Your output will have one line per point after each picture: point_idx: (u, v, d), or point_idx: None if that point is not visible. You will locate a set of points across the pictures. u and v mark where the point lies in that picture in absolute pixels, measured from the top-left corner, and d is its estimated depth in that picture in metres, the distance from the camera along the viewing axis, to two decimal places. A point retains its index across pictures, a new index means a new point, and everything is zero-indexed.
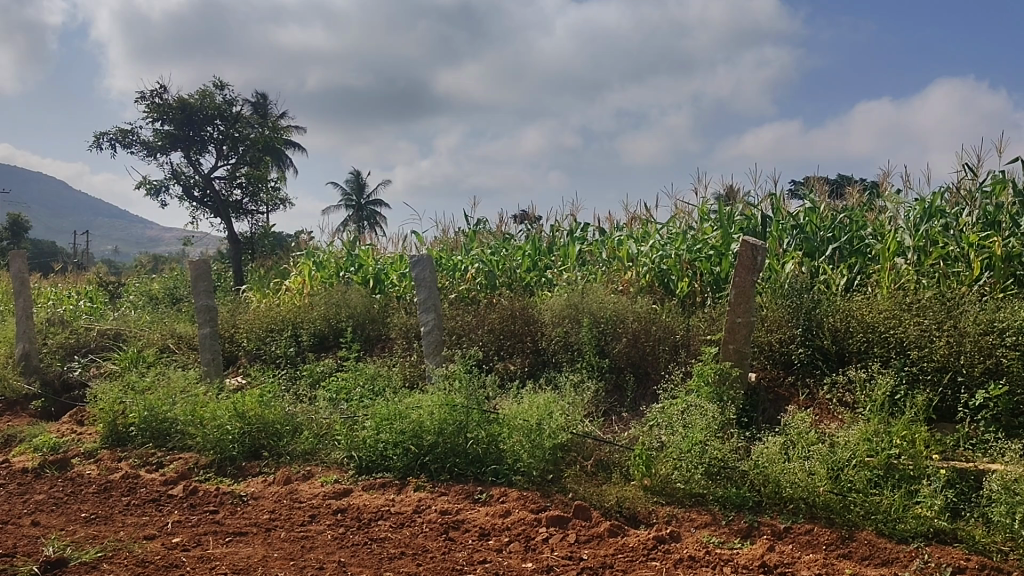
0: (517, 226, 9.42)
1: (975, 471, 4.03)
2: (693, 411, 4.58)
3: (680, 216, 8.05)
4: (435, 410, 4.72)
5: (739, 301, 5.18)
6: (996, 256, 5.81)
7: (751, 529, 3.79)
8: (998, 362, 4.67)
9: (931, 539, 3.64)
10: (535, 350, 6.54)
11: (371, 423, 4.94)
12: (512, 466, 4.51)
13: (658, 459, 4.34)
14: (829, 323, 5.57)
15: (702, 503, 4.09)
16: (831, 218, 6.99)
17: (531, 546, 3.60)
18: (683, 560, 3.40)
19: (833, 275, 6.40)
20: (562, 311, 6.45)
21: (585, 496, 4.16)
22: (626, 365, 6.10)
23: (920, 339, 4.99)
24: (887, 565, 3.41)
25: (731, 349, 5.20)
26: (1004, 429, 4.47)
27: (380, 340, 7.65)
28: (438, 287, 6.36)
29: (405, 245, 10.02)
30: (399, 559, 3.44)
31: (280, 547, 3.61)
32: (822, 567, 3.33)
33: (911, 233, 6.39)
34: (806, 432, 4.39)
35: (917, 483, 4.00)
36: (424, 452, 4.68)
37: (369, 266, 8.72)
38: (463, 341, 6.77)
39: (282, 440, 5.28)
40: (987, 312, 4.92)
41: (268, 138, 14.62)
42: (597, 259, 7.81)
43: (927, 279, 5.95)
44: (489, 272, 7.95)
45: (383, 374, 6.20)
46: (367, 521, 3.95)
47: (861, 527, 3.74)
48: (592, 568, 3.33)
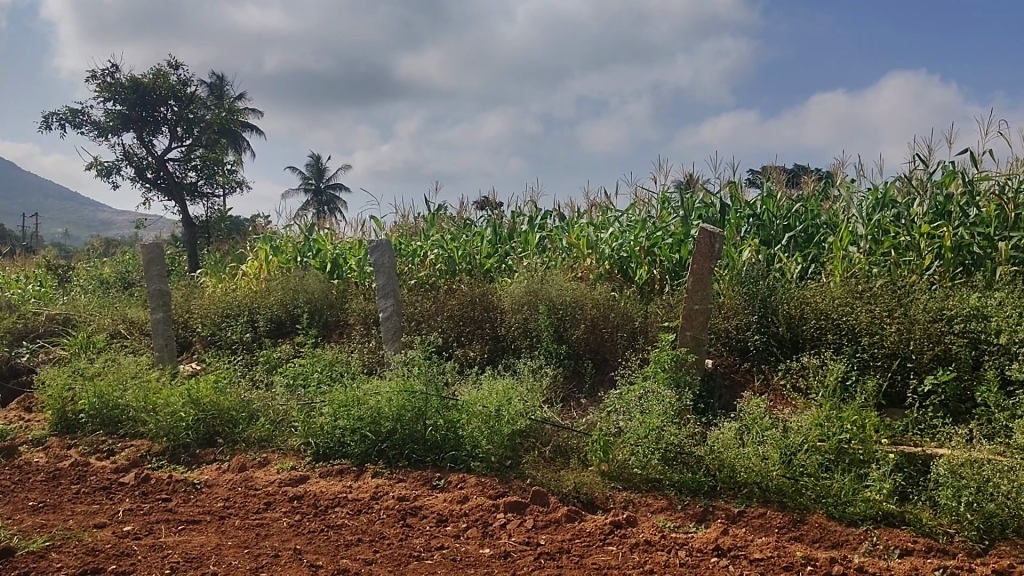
0: (478, 211, 9.40)
1: (922, 456, 4.14)
2: (650, 397, 4.62)
3: (640, 204, 8.09)
4: (394, 396, 4.70)
5: (696, 288, 5.23)
6: (946, 246, 5.96)
7: (706, 514, 3.86)
8: (947, 349, 4.81)
9: (879, 522, 3.74)
10: (495, 336, 6.52)
11: (329, 409, 4.89)
12: (471, 452, 4.51)
13: (615, 444, 4.38)
14: (785, 310, 5.66)
15: (658, 487, 4.15)
16: (787, 207, 7.11)
17: (488, 532, 3.62)
18: (639, 544, 3.44)
19: (788, 263, 6.51)
20: (523, 297, 6.44)
21: (543, 481, 4.18)
22: (585, 352, 6.16)
23: (872, 326, 5.11)
24: (836, 547, 3.51)
25: (688, 336, 5.27)
26: (951, 415, 4.62)
27: (339, 326, 7.60)
28: (396, 273, 6.32)
29: (364, 231, 9.93)
30: (356, 546, 3.43)
31: (234, 535, 3.57)
32: (773, 550, 3.40)
33: (864, 222, 6.53)
34: (760, 418, 4.46)
35: (867, 468, 4.08)
36: (382, 438, 4.67)
37: (327, 251, 8.65)
38: (422, 328, 6.74)
39: (237, 427, 5.23)
40: (937, 301, 5.08)
41: (224, 120, 14.36)
42: (557, 246, 7.84)
43: (878, 267, 6.07)
44: (448, 258, 7.91)
45: (341, 360, 6.16)
46: (324, 508, 3.93)
47: (812, 510, 3.85)
48: (549, 553, 3.35)
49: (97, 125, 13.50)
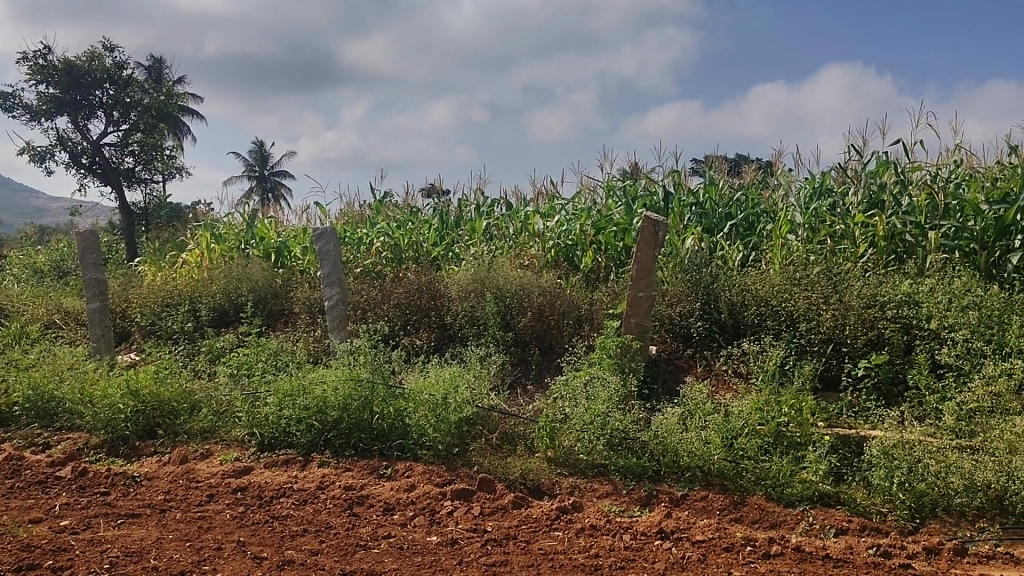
0: (424, 199, 9.36)
1: (856, 438, 4.28)
2: (595, 384, 4.67)
3: (586, 192, 8.16)
4: (340, 385, 4.68)
5: (640, 276, 5.31)
6: (880, 234, 6.15)
7: (650, 497, 3.93)
8: (880, 334, 4.98)
9: (815, 502, 3.86)
10: (441, 324, 6.50)
11: (273, 398, 4.83)
12: (418, 440, 4.51)
13: (561, 430, 4.43)
14: (726, 297, 5.77)
15: (603, 473, 4.21)
16: (728, 196, 7.25)
17: (435, 520, 3.63)
18: (584, 529, 3.49)
19: (730, 251, 6.63)
20: (470, 285, 6.44)
21: (490, 468, 4.20)
22: (531, 340, 6.19)
23: (809, 312, 5.25)
24: (774, 528, 3.63)
25: (633, 323, 5.34)
26: (885, 398, 4.78)
27: (284, 315, 7.51)
28: (342, 261, 6.26)
29: (308, 218, 9.80)
30: (301, 536, 3.41)
31: (175, 529, 3.51)
32: (715, 531, 3.48)
33: (802, 211, 6.70)
34: (702, 403, 4.55)
35: (803, 450, 4.20)
36: (328, 428, 4.64)
37: (270, 239, 8.52)
38: (369, 317, 6.67)
39: (178, 419, 5.13)
40: (871, 288, 5.26)
41: (162, 104, 13.98)
42: (504, 234, 7.86)
43: (816, 255, 6.23)
44: (394, 246, 7.85)
45: (286, 349, 6.08)
46: (268, 499, 3.89)
47: (752, 492, 3.95)
48: (496, 540, 3.37)
49: (29, 109, 13.02)
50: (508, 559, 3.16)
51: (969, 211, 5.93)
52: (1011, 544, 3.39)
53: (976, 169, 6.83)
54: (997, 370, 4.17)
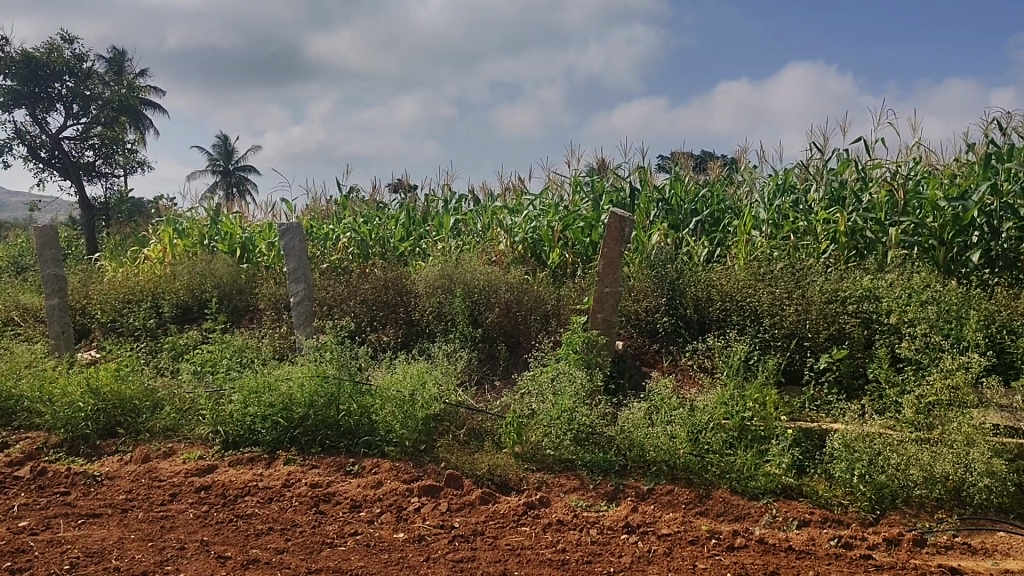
0: (391, 194, 9.32)
1: (818, 431, 4.35)
2: (562, 379, 4.69)
3: (553, 188, 8.18)
4: (305, 382, 4.65)
5: (607, 272, 5.34)
6: (841, 231, 6.26)
7: (617, 492, 3.96)
8: (841, 328, 5.06)
9: (778, 494, 3.92)
10: (409, 321, 6.48)
11: (238, 395, 4.78)
12: (385, 437, 4.50)
13: (529, 426, 4.44)
14: (692, 292, 5.82)
15: (570, 468, 4.24)
16: (694, 192, 7.32)
17: (402, 517, 3.62)
18: (551, 524, 3.51)
19: (696, 247, 6.70)
20: (437, 281, 6.43)
21: (457, 464, 4.20)
22: (498, 335, 6.19)
23: (773, 308, 5.32)
24: (739, 520, 3.68)
25: (599, 318, 5.37)
26: (846, 391, 4.86)
27: (248, 311, 7.43)
28: (307, 256, 6.21)
29: (274, 213, 9.70)
30: (266, 535, 3.38)
31: (137, 529, 3.46)
32: (680, 525, 3.52)
33: (766, 208, 6.79)
34: (668, 397, 4.59)
35: (767, 443, 4.26)
36: (294, 425, 4.61)
37: (235, 234, 8.42)
38: (335, 313, 6.62)
39: (141, 417, 5.06)
40: (832, 283, 5.35)
41: (124, 97, 13.75)
42: (472, 229, 7.85)
43: (779, 251, 6.31)
44: (361, 242, 7.81)
45: (251, 346, 6.01)
46: (233, 497, 3.85)
47: (717, 485, 4.00)
48: (463, 536, 3.38)
49: None
50: (476, 555, 3.17)
51: (928, 208, 6.05)
52: (968, 535, 3.48)
53: (935, 167, 6.96)
54: (954, 364, 4.26)
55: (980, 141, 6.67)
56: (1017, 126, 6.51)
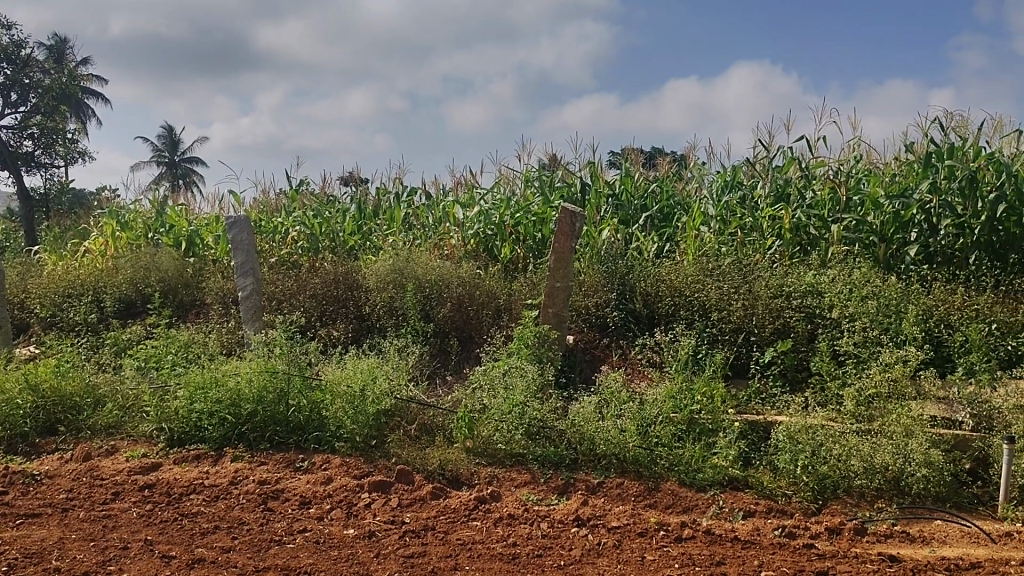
0: (342, 187, 9.22)
1: (763, 423, 4.44)
2: (513, 373, 4.71)
3: (504, 182, 8.19)
4: (254, 377, 4.59)
5: (557, 267, 5.36)
6: (786, 227, 6.39)
7: (567, 486, 3.99)
8: (785, 323, 5.18)
9: (725, 486, 4.00)
10: (359, 315, 6.42)
11: (184, 392, 4.69)
12: (335, 433, 4.46)
13: (480, 421, 4.45)
14: (641, 287, 5.88)
15: (521, 462, 4.26)
16: (643, 188, 7.40)
17: (353, 513, 3.60)
18: (502, 518, 3.52)
19: (646, 242, 6.77)
20: (388, 275, 6.39)
21: (408, 460, 4.19)
22: (450, 330, 6.19)
23: (721, 302, 5.41)
24: (686, 512, 3.74)
25: (551, 313, 5.40)
26: (790, 384, 4.97)
27: (195, 305, 7.30)
28: (256, 250, 6.12)
29: (221, 206, 9.52)
30: (213, 533, 3.33)
31: (79, 529, 3.38)
32: (629, 517, 3.57)
33: (714, 204, 6.90)
34: (618, 391, 4.64)
35: (714, 436, 4.33)
36: (242, 421, 4.55)
37: (181, 227, 8.25)
38: (284, 307, 6.54)
39: (82, 414, 4.93)
40: (777, 279, 5.47)
41: (65, 86, 13.36)
42: (423, 223, 7.82)
43: (727, 247, 6.42)
44: (311, 235, 7.72)
45: (198, 341, 5.90)
46: (178, 496, 3.78)
47: (665, 478, 4.06)
48: (414, 531, 3.37)
49: None
50: (426, 551, 3.16)
51: (869, 205, 6.22)
52: (907, 523, 3.60)
53: (876, 165, 7.15)
54: (893, 357, 4.39)
55: (919, 141, 6.88)
56: (954, 126, 6.71)
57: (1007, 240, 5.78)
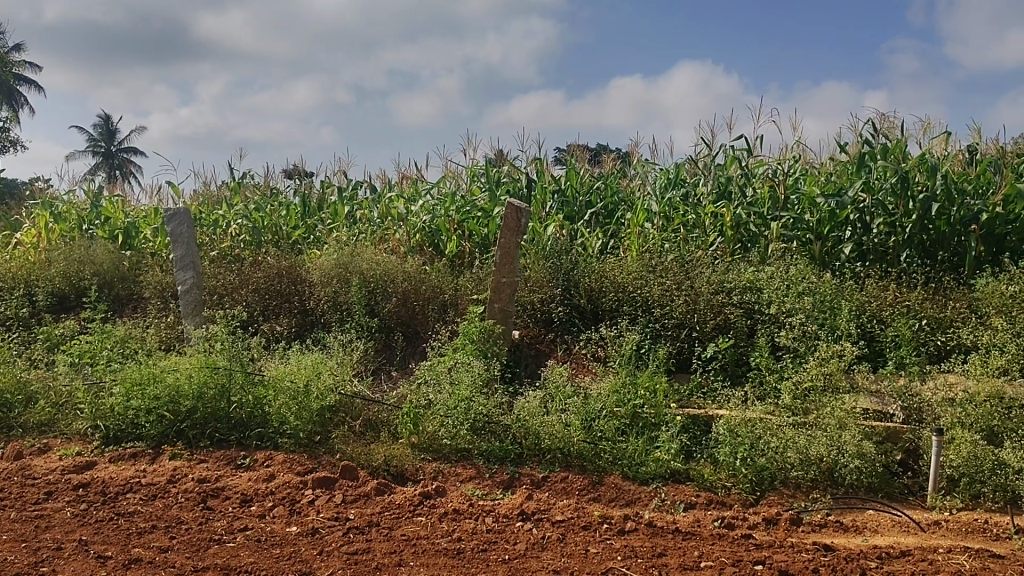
0: (285, 180, 9.09)
1: (704, 417, 4.51)
2: (459, 369, 4.71)
3: (450, 177, 8.18)
4: (194, 373, 4.50)
5: (503, 261, 5.37)
6: (728, 224, 6.52)
7: (512, 480, 4.02)
8: (726, 319, 5.28)
9: (667, 479, 4.07)
10: (303, 310, 6.34)
11: (120, 388, 4.58)
12: (278, 429, 4.41)
13: (425, 416, 4.44)
14: (585, 283, 5.93)
15: (467, 457, 4.26)
16: (589, 184, 7.45)
17: (296, 510, 3.56)
18: (447, 513, 3.52)
19: (590, 238, 6.82)
20: (332, 270, 6.32)
21: (353, 455, 4.16)
22: (395, 325, 6.15)
23: (664, 298, 5.49)
24: (630, 505, 3.80)
25: (497, 308, 5.41)
26: (731, 378, 5.07)
27: (132, 300, 7.12)
28: (196, 243, 6.01)
29: (160, 198, 9.30)
30: (150, 533, 3.25)
31: (9, 530, 3.27)
32: (574, 511, 3.60)
33: (658, 200, 6.99)
34: (562, 386, 4.68)
35: (657, 430, 4.39)
36: (181, 418, 4.46)
37: (117, 219, 8.03)
38: (226, 302, 6.42)
39: (12, 412, 4.78)
40: (718, 275, 5.57)
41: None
42: (368, 217, 7.75)
43: (670, 243, 6.51)
44: (253, 229, 7.60)
45: (135, 336, 5.76)
46: (114, 495, 3.68)
47: (609, 471, 4.12)
48: (358, 528, 3.35)
49: None
50: (370, 547, 3.15)
51: (806, 203, 6.38)
52: (841, 513, 3.72)
53: (813, 164, 7.33)
54: (828, 352, 4.52)
55: (854, 141, 7.07)
56: (887, 128, 6.92)
57: (936, 239, 5.99)
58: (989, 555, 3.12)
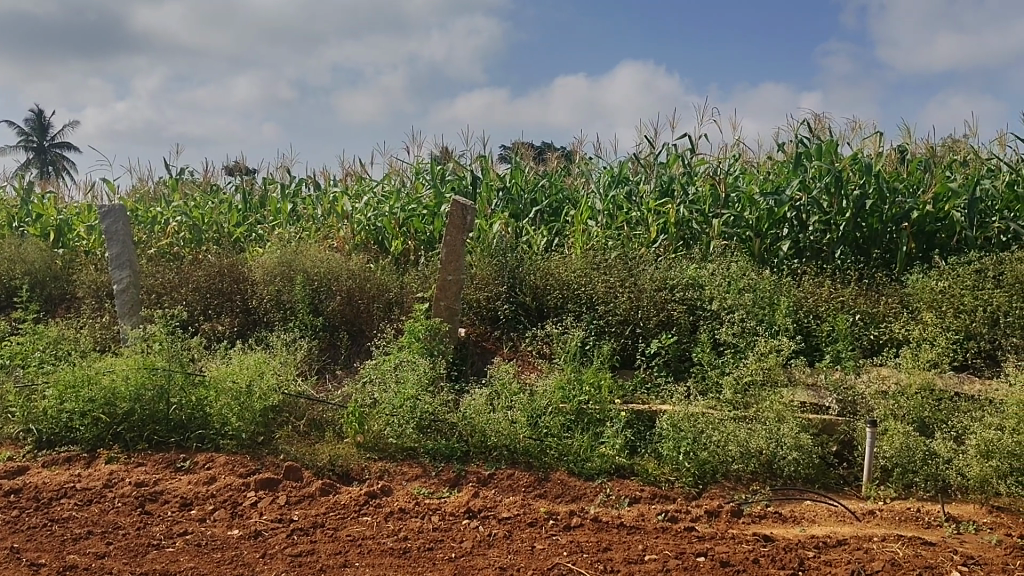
0: (226, 176, 8.92)
1: (648, 412, 4.57)
2: (405, 367, 4.68)
3: (395, 174, 8.13)
4: (131, 374, 4.37)
5: (450, 259, 5.36)
6: (670, 221, 6.61)
7: (459, 478, 4.01)
8: (669, 315, 5.37)
9: (612, 474, 4.12)
10: (245, 309, 6.23)
11: (54, 391, 4.45)
12: (219, 430, 4.34)
13: (371, 415, 4.42)
14: (531, 280, 5.96)
15: (413, 456, 4.25)
16: (534, 181, 7.48)
17: (238, 513, 3.50)
18: (393, 513, 3.51)
19: (535, 236, 6.86)
20: (275, 268, 6.21)
21: (297, 456, 4.11)
22: (340, 323, 6.10)
23: (608, 295, 5.55)
24: (575, 501, 3.83)
25: (443, 306, 5.39)
26: (674, 373, 5.16)
27: (65, 299, 6.91)
28: (132, 241, 5.85)
29: (94, 194, 9.04)
30: (86, 539, 3.17)
31: None
32: (520, 508, 3.62)
33: (602, 198, 7.06)
34: (509, 383, 4.69)
35: (602, 426, 4.44)
36: (118, 421, 4.36)
37: (49, 216, 7.78)
38: (164, 301, 6.28)
39: None
40: (661, 272, 5.66)
41: None
42: (311, 215, 7.65)
43: (614, 240, 6.58)
44: (193, 226, 7.44)
45: (69, 337, 5.60)
46: (47, 500, 3.57)
47: (555, 468, 4.15)
48: (302, 530, 3.31)
49: None
50: (315, 549, 3.12)
51: (746, 201, 6.51)
52: (780, 504, 3.81)
53: (751, 163, 7.49)
54: (767, 347, 4.63)
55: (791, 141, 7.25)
56: (821, 128, 7.11)
57: (869, 236, 6.18)
58: (920, 543, 3.23)
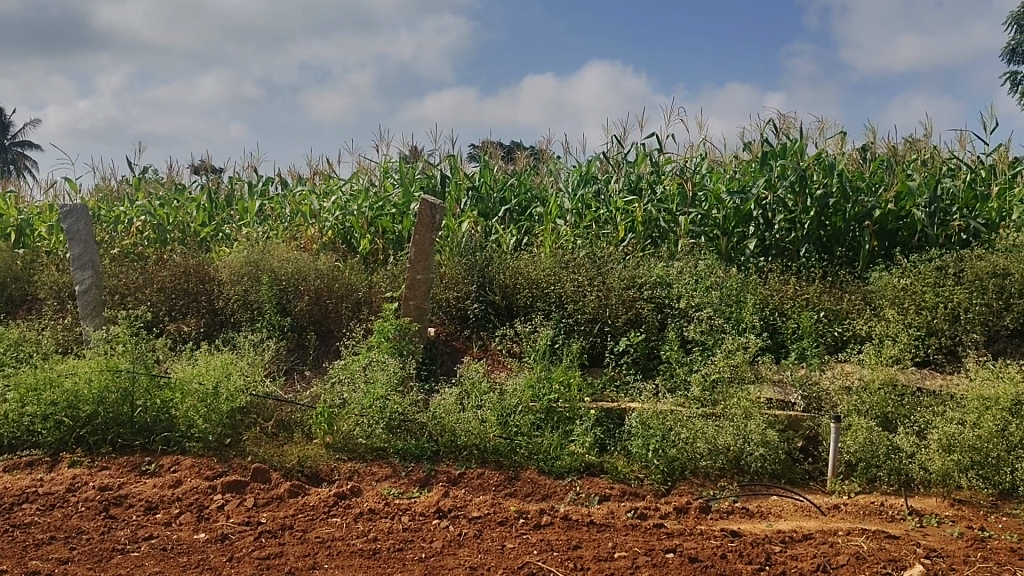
0: (191, 175, 8.80)
1: (617, 410, 4.60)
2: (374, 367, 4.66)
3: (363, 173, 8.08)
4: (94, 376, 4.32)
5: (418, 258, 5.35)
6: (638, 220, 6.66)
7: (428, 478, 4.01)
8: (637, 313, 5.41)
9: (582, 472, 4.14)
10: (211, 310, 6.16)
11: (14, 394, 4.37)
12: (185, 433, 4.28)
13: (339, 415, 4.39)
14: (500, 279, 5.96)
15: (382, 456, 4.23)
16: (502, 180, 7.48)
17: (204, 516, 3.46)
18: (362, 514, 3.49)
19: (504, 235, 6.86)
20: (241, 267, 6.15)
21: (265, 457, 4.08)
22: (308, 323, 6.05)
23: (576, 294, 5.58)
24: (545, 499, 3.85)
25: (412, 305, 5.37)
26: (642, 371, 5.19)
27: (26, 300, 6.78)
28: (94, 241, 5.75)
29: (56, 194, 8.87)
30: (48, 545, 3.11)
31: None
32: (490, 507, 3.62)
33: (570, 198, 7.09)
34: (478, 382, 4.69)
35: (571, 424, 4.45)
36: (80, 424, 4.29)
37: (8, 216, 7.63)
38: (129, 302, 6.19)
39: None
40: (629, 271, 5.70)
41: None
42: (278, 214, 7.58)
43: (582, 239, 6.61)
44: (158, 226, 7.34)
45: (30, 339, 5.49)
46: (7, 506, 3.50)
47: (525, 466, 4.16)
48: (271, 532, 3.28)
49: None
50: (283, 551, 3.09)
51: (713, 200, 6.57)
52: (747, 499, 3.86)
53: (718, 163, 7.56)
54: (734, 345, 4.68)
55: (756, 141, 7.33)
56: (786, 128, 7.20)
57: (833, 235, 6.29)
58: (884, 536, 3.29)
